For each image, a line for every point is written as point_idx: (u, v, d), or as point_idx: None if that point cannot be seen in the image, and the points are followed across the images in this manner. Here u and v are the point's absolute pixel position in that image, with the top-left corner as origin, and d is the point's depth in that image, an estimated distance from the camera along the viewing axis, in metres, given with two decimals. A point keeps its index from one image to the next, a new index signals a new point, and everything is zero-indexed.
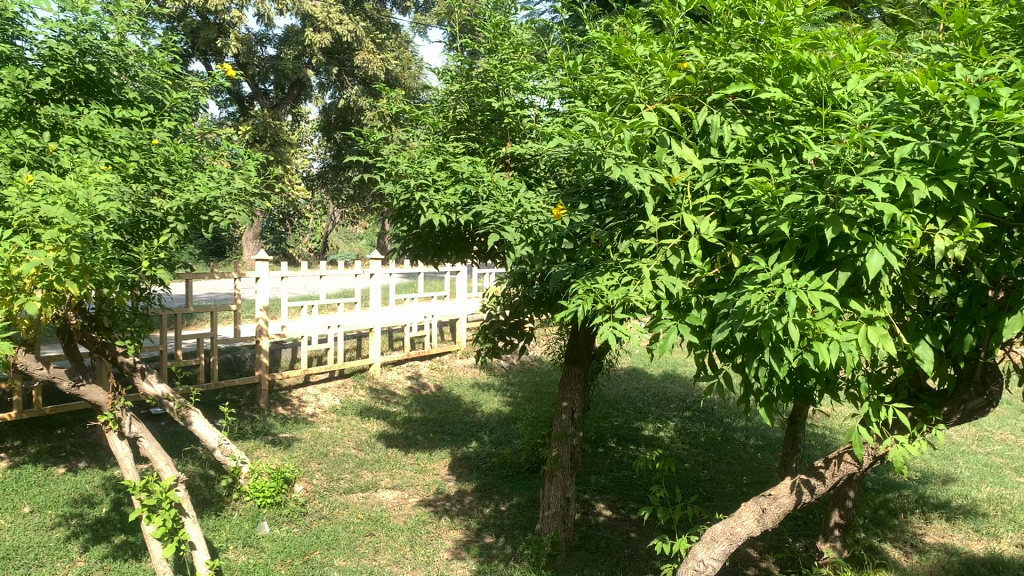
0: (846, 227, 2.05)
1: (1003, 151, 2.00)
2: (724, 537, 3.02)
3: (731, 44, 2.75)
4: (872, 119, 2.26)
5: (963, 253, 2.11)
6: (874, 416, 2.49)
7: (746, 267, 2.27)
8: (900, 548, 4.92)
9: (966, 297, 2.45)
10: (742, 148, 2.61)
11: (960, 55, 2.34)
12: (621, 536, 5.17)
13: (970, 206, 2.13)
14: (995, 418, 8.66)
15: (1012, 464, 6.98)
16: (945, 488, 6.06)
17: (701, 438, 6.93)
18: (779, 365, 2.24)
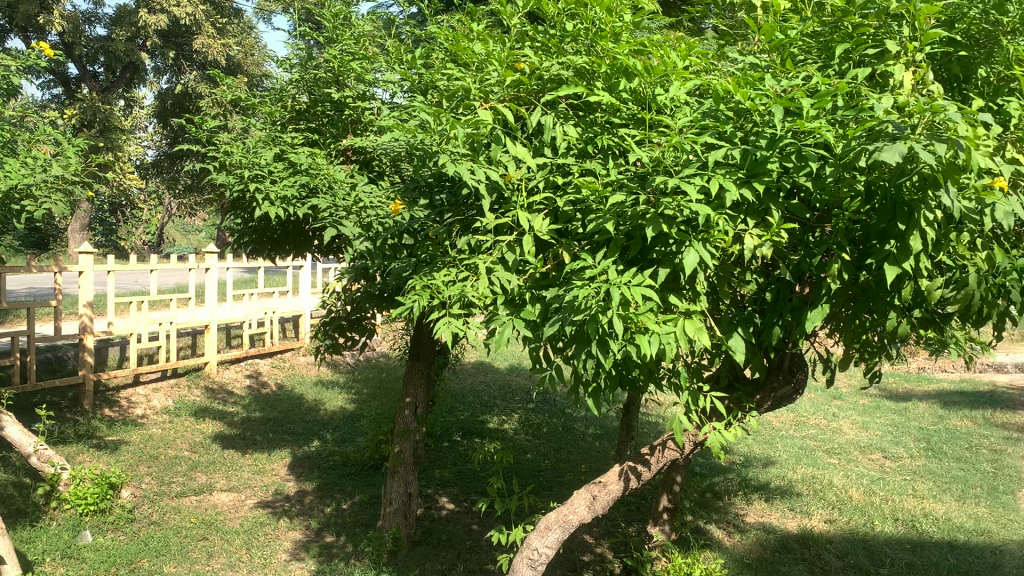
0: (665, 226, 2.15)
1: (805, 159, 2.16)
2: (558, 525, 3.10)
3: (565, 47, 2.81)
4: (691, 124, 2.39)
5: (769, 251, 2.25)
6: (693, 405, 2.63)
7: (576, 264, 2.35)
8: (723, 528, 5.23)
9: (774, 292, 2.63)
10: (574, 148, 2.68)
11: (770, 66, 2.51)
12: (463, 529, 5.21)
13: (776, 208, 2.29)
14: (810, 404, 9.35)
15: (824, 447, 7.57)
16: (765, 471, 6.49)
17: (544, 429, 7.09)
18: (605, 357, 2.32)
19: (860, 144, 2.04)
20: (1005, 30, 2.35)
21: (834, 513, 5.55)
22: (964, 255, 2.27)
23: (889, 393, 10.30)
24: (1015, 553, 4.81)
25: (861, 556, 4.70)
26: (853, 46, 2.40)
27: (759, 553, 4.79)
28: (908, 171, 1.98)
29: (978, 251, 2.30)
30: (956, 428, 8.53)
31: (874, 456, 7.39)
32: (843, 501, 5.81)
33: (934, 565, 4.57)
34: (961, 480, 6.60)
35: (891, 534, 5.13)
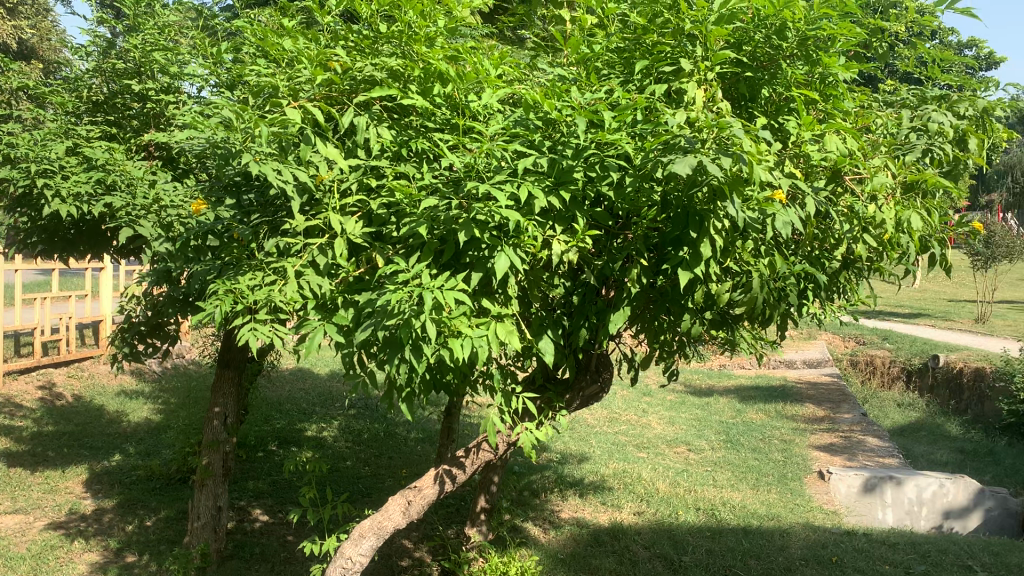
0: (477, 231, 2.16)
1: (607, 169, 2.25)
2: (372, 532, 3.06)
3: (379, 48, 2.78)
4: (502, 132, 2.43)
5: (576, 256, 2.31)
6: (506, 406, 2.66)
7: (388, 267, 2.32)
8: (539, 525, 5.36)
9: (580, 295, 2.72)
10: (387, 150, 2.65)
11: (577, 79, 2.61)
12: (278, 541, 5.05)
13: (581, 216, 2.37)
14: (623, 401, 9.77)
15: (634, 442, 7.93)
16: (579, 467, 6.72)
17: (364, 434, 6.99)
18: (418, 362, 2.30)
19: (657, 156, 2.14)
20: (783, 54, 2.57)
21: (642, 506, 5.83)
22: (750, 261, 2.44)
23: (694, 389, 10.95)
24: (800, 535, 5.24)
25: (665, 546, 4.96)
26: (652, 62, 2.53)
27: (572, 548, 4.95)
28: (699, 183, 2.10)
29: (762, 258, 2.49)
30: (752, 421, 9.20)
31: (679, 449, 7.83)
32: (650, 493, 6.12)
33: (729, 550, 4.91)
34: (755, 469, 7.12)
35: (692, 522, 5.45)
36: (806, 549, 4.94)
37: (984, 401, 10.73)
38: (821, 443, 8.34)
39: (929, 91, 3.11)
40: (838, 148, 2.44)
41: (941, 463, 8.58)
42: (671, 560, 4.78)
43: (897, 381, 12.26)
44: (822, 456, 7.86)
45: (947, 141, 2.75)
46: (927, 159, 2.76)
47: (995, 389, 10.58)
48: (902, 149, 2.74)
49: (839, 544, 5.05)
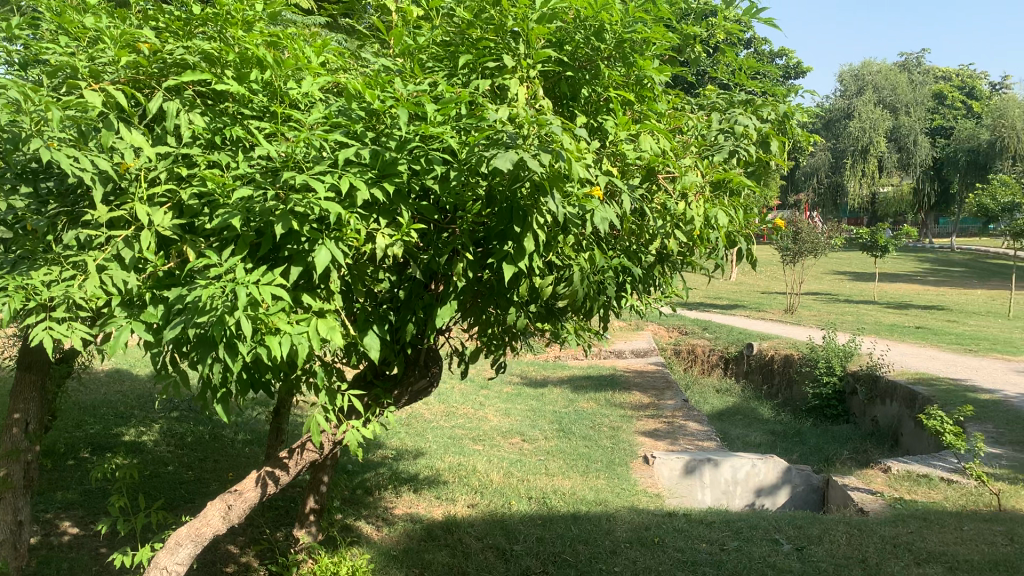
0: (296, 223, 2.08)
1: (430, 163, 2.23)
2: (189, 540, 2.90)
3: (193, 31, 2.63)
4: (322, 122, 2.36)
5: (399, 250, 2.28)
6: (331, 404, 2.59)
7: (199, 262, 2.20)
8: (372, 523, 5.29)
9: (406, 289, 2.69)
10: (200, 138, 2.51)
11: (401, 70, 2.58)
12: (90, 554, 4.71)
13: (405, 209, 2.33)
14: (460, 394, 9.81)
15: (470, 435, 7.98)
16: (414, 462, 6.68)
17: (188, 438, 6.65)
18: (233, 361, 2.20)
19: (481, 151, 2.13)
20: (602, 55, 2.65)
21: (476, 498, 5.88)
22: (571, 256, 2.50)
23: (529, 380, 11.16)
24: (625, 518, 5.46)
25: (497, 536, 5.02)
26: (475, 57, 2.54)
27: (405, 544, 4.92)
28: (520, 178, 2.11)
29: (583, 252, 2.55)
30: (583, 410, 9.49)
31: (513, 440, 7.96)
32: (484, 485, 6.18)
33: (559, 537, 5.04)
34: (585, 456, 7.34)
35: (524, 512, 5.56)
36: (630, 532, 5.14)
37: (792, 384, 11.67)
38: (647, 429, 8.71)
39: (737, 95, 3.31)
40: (652, 148, 2.54)
41: (755, 445, 9.19)
42: (502, 550, 4.83)
43: (717, 368, 13.02)
44: (647, 441, 8.22)
45: (751, 143, 2.92)
46: (734, 159, 2.93)
47: (801, 373, 11.44)
48: (711, 150, 2.91)
49: (661, 525, 5.30)
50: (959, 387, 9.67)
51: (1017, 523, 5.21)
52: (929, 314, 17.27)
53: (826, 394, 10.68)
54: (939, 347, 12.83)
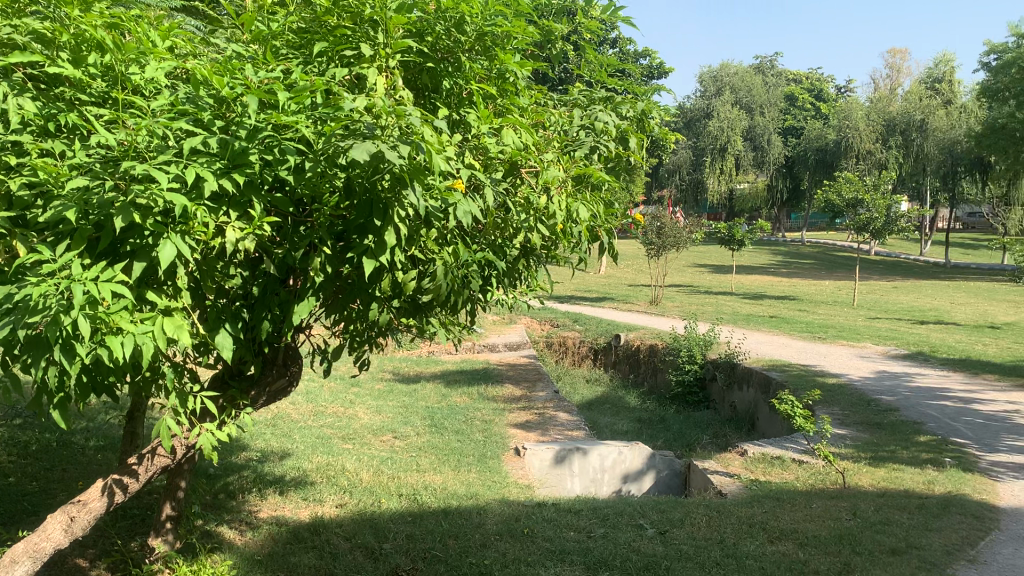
0: (137, 216, 1.96)
1: (284, 154, 2.15)
2: (27, 556, 2.69)
3: (24, 9, 2.44)
4: (168, 109, 2.23)
5: (252, 244, 2.18)
6: (182, 406, 2.47)
7: (30, 258, 2.03)
8: (235, 527, 5.08)
9: (262, 286, 2.59)
10: (32, 125, 2.32)
11: (253, 57, 2.49)
12: None
13: (258, 201, 2.23)
14: (329, 393, 9.61)
15: (339, 434, 7.83)
16: (280, 464, 6.49)
17: (32, 445, 6.21)
18: (70, 364, 2.05)
19: (339, 141, 2.07)
20: (463, 47, 2.64)
21: (344, 497, 5.77)
22: (434, 249, 2.47)
23: (401, 377, 11.06)
24: (495, 511, 5.49)
25: (366, 535, 4.94)
26: (332, 45, 2.47)
27: (269, 548, 4.76)
28: (378, 170, 2.06)
29: (446, 246, 2.53)
30: (455, 405, 9.49)
31: (385, 437, 7.86)
32: (353, 484, 6.07)
33: (429, 533, 5.01)
34: (457, 451, 7.33)
35: (393, 509, 5.50)
36: (500, 524, 5.17)
37: (657, 373, 12.09)
38: (518, 421, 8.79)
39: (597, 92, 3.38)
40: (514, 142, 2.54)
41: (623, 433, 9.43)
42: (371, 549, 4.76)
43: (587, 359, 13.30)
44: (518, 433, 8.29)
45: (610, 139, 2.98)
46: (594, 155, 2.98)
47: (666, 362, 11.85)
48: (573, 145, 2.95)
49: (530, 516, 5.36)
50: (809, 372, 10.26)
51: (859, 499, 5.57)
52: (781, 304, 18.23)
53: (688, 381, 11.10)
54: (791, 335, 13.57)
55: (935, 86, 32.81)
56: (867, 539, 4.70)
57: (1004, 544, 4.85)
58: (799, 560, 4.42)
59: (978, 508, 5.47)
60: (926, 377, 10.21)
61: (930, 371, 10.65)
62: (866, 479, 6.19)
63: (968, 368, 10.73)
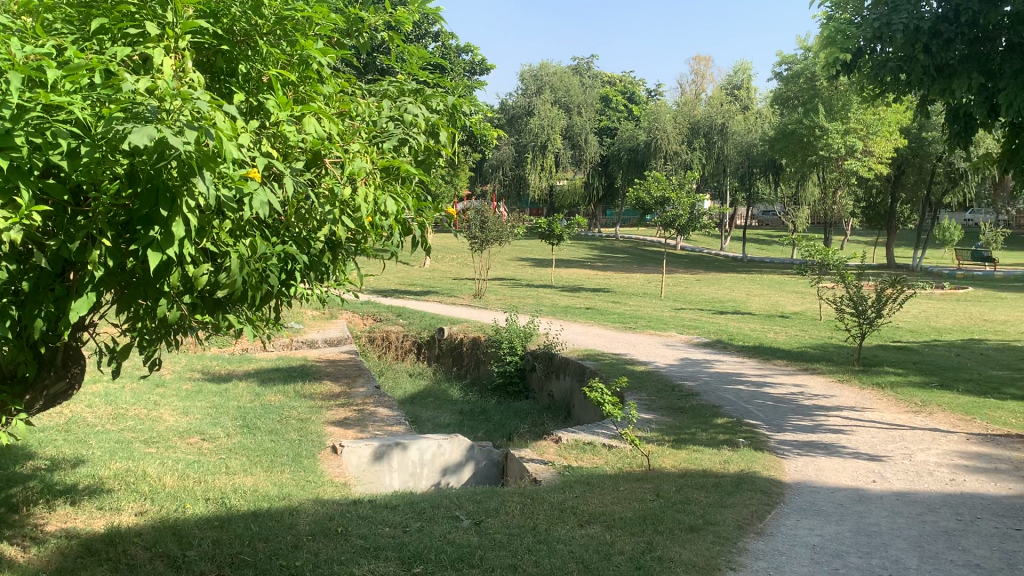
0: None
1: (56, 137, 1.99)
2: None
3: None
4: None
5: (18, 235, 2.00)
6: None
7: None
8: (17, 543, 4.64)
9: (34, 281, 2.38)
10: None
11: (23, 30, 2.29)
12: None
13: (27, 188, 2.05)
14: (131, 394, 9.02)
15: (141, 437, 7.36)
16: (73, 472, 6.02)
17: None
18: None
19: (120, 124, 1.93)
20: (261, 31, 2.60)
21: (145, 504, 5.43)
22: (229, 242, 2.36)
23: (212, 376, 10.56)
24: (308, 511, 5.35)
25: (168, 543, 4.67)
26: (114, 21, 2.32)
27: (57, 564, 4.39)
28: (165, 156, 1.94)
29: (243, 238, 2.42)
30: (269, 403, 9.17)
31: (192, 440, 7.46)
32: (155, 490, 5.72)
33: (237, 537, 4.81)
34: (270, 451, 7.09)
35: (199, 514, 5.23)
36: (313, 524, 5.05)
37: (479, 364, 12.31)
38: (336, 418, 8.62)
39: (407, 84, 3.36)
40: (316, 131, 2.48)
41: (444, 426, 9.47)
42: (173, 557, 4.51)
43: (409, 354, 13.24)
44: (336, 431, 8.13)
45: (420, 132, 2.95)
46: (404, 147, 2.95)
47: (488, 354, 12.06)
48: (380, 137, 2.89)
49: (344, 514, 5.27)
50: (620, 360, 10.73)
51: (662, 480, 5.89)
52: (597, 296, 18.94)
53: (509, 372, 11.30)
54: (605, 326, 14.14)
55: (734, 93, 35.23)
56: (668, 518, 4.98)
57: (788, 516, 5.29)
58: (605, 542, 4.61)
59: (766, 484, 5.93)
60: (724, 363, 10.95)
61: (728, 358, 11.43)
62: (669, 461, 6.54)
63: (761, 354, 11.60)
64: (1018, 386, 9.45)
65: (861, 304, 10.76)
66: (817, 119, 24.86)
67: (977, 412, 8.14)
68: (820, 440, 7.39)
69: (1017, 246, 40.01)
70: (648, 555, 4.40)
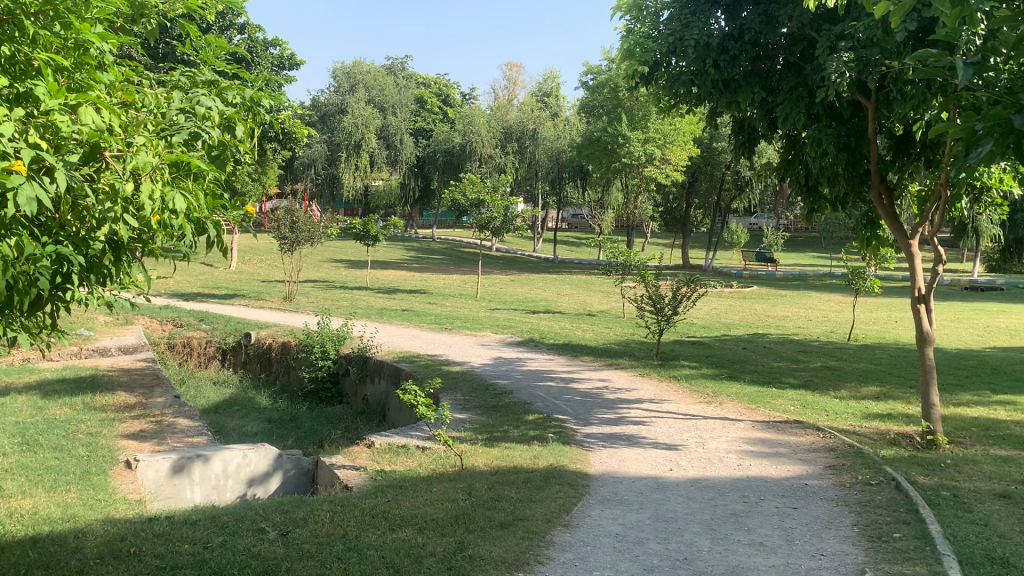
0: None
1: None
2: None
3: None
4: None
5: None
6: None
7: None
8: None
9: None
10: None
11: None
12: None
13: None
14: None
15: None
16: None
17: None
18: None
19: None
20: (27, 11, 2.40)
21: None
22: None
23: None
24: (96, 532, 4.95)
25: None
26: None
27: None
28: None
29: (9, 236, 2.22)
30: (54, 417, 8.42)
31: None
32: None
33: (12, 567, 4.37)
34: (54, 469, 6.50)
35: None
36: (102, 546, 4.68)
37: (289, 370, 11.93)
38: (130, 432, 8.05)
39: (201, 75, 3.20)
40: (92, 122, 2.32)
41: (251, 435, 9.09)
42: None
43: (214, 361, 12.61)
44: (130, 445, 7.59)
45: (213, 126, 2.80)
46: (196, 142, 2.78)
47: (298, 359, 11.72)
48: (169, 130, 2.72)
49: (138, 533, 4.92)
50: (435, 361, 10.75)
51: (474, 479, 5.94)
52: (412, 297, 18.91)
53: (321, 377, 11.02)
54: (420, 327, 14.10)
55: (544, 100, 36.29)
56: (479, 517, 5.03)
57: (593, 507, 5.49)
58: (417, 544, 4.59)
59: (573, 477, 6.13)
60: (535, 361, 11.23)
61: (538, 356, 11.74)
62: (481, 459, 6.61)
63: (570, 352, 11.99)
64: (795, 375, 10.34)
65: (659, 303, 11.38)
66: (621, 127, 26.10)
67: (761, 401, 8.82)
68: (623, 432, 7.73)
69: (796, 249, 43.75)
70: (459, 555, 4.42)
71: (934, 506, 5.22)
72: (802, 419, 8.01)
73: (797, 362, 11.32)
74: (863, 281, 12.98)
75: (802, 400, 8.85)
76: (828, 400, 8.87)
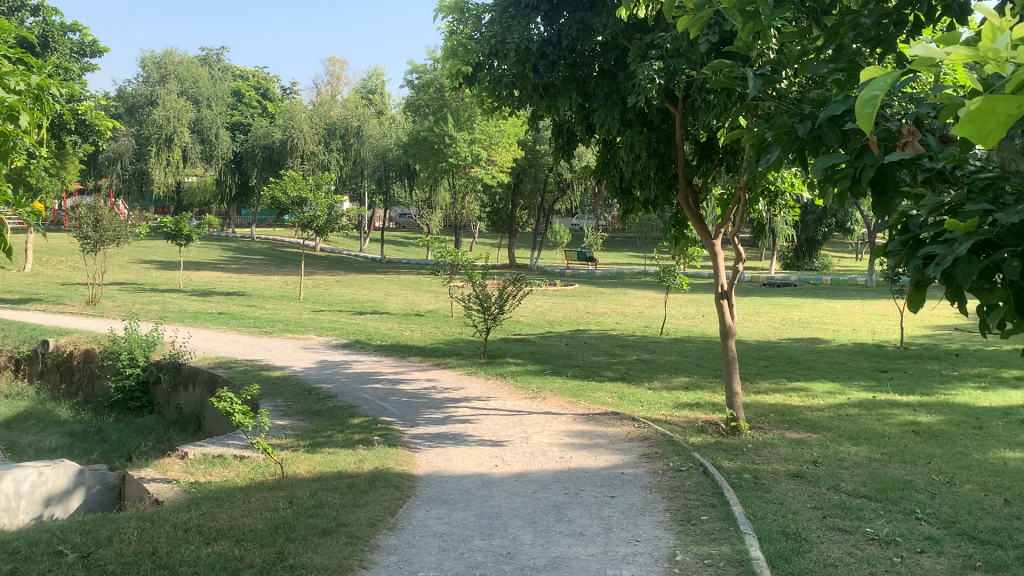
0: None
1: None
2: None
3: None
4: None
5: None
6: None
7: None
8: None
9: None
10: None
11: None
12: None
13: None
14: None
15: None
16: None
17: None
18: None
19: None
20: None
21: None
22: None
23: None
24: None
25: None
26: None
27: None
28: None
29: None
30: None
31: None
32: None
33: None
34: None
35: None
36: None
37: (93, 379, 11.12)
38: None
39: None
40: None
41: (49, 451, 8.40)
42: None
43: (5, 371, 11.54)
44: None
45: None
46: None
47: (103, 368, 10.95)
48: None
49: None
50: (254, 366, 10.35)
51: (295, 486, 5.75)
52: (229, 300, 18.13)
53: (129, 387, 10.34)
54: (239, 331, 13.54)
55: (368, 98, 35.84)
56: (300, 525, 4.88)
57: (418, 507, 5.46)
58: (233, 557, 4.39)
59: (398, 478, 6.08)
60: (361, 363, 11.05)
61: (364, 357, 11.56)
62: (303, 466, 6.42)
63: (397, 352, 11.91)
64: (613, 369, 10.76)
65: (486, 302, 11.50)
66: (447, 128, 26.23)
67: (581, 394, 9.12)
68: (449, 430, 7.76)
69: (613, 249, 45.60)
70: (279, 565, 4.27)
71: (736, 489, 5.59)
72: (619, 410, 8.36)
73: (615, 356, 11.79)
74: (674, 278, 13.71)
75: (619, 393, 9.23)
76: (643, 392, 9.30)
